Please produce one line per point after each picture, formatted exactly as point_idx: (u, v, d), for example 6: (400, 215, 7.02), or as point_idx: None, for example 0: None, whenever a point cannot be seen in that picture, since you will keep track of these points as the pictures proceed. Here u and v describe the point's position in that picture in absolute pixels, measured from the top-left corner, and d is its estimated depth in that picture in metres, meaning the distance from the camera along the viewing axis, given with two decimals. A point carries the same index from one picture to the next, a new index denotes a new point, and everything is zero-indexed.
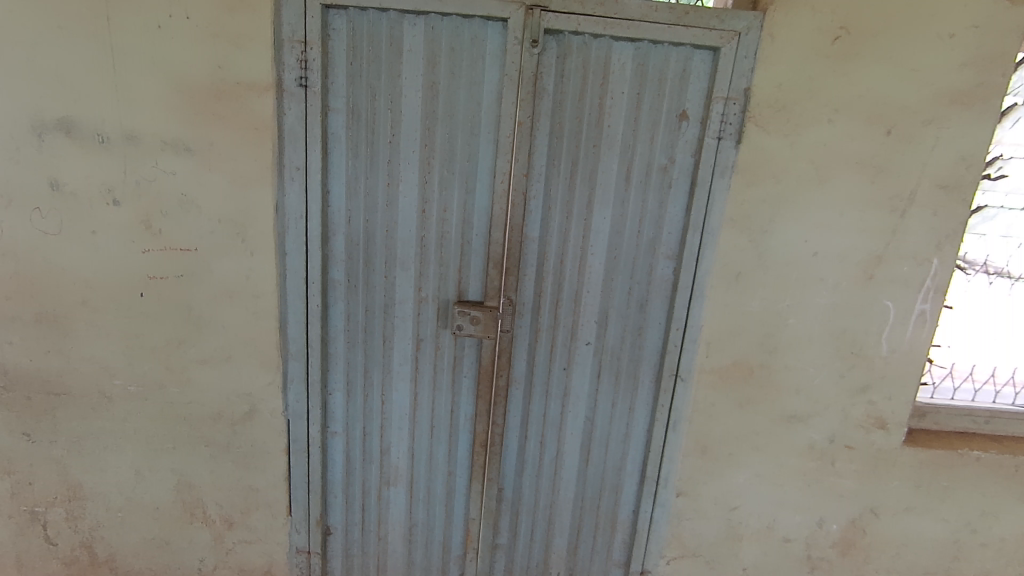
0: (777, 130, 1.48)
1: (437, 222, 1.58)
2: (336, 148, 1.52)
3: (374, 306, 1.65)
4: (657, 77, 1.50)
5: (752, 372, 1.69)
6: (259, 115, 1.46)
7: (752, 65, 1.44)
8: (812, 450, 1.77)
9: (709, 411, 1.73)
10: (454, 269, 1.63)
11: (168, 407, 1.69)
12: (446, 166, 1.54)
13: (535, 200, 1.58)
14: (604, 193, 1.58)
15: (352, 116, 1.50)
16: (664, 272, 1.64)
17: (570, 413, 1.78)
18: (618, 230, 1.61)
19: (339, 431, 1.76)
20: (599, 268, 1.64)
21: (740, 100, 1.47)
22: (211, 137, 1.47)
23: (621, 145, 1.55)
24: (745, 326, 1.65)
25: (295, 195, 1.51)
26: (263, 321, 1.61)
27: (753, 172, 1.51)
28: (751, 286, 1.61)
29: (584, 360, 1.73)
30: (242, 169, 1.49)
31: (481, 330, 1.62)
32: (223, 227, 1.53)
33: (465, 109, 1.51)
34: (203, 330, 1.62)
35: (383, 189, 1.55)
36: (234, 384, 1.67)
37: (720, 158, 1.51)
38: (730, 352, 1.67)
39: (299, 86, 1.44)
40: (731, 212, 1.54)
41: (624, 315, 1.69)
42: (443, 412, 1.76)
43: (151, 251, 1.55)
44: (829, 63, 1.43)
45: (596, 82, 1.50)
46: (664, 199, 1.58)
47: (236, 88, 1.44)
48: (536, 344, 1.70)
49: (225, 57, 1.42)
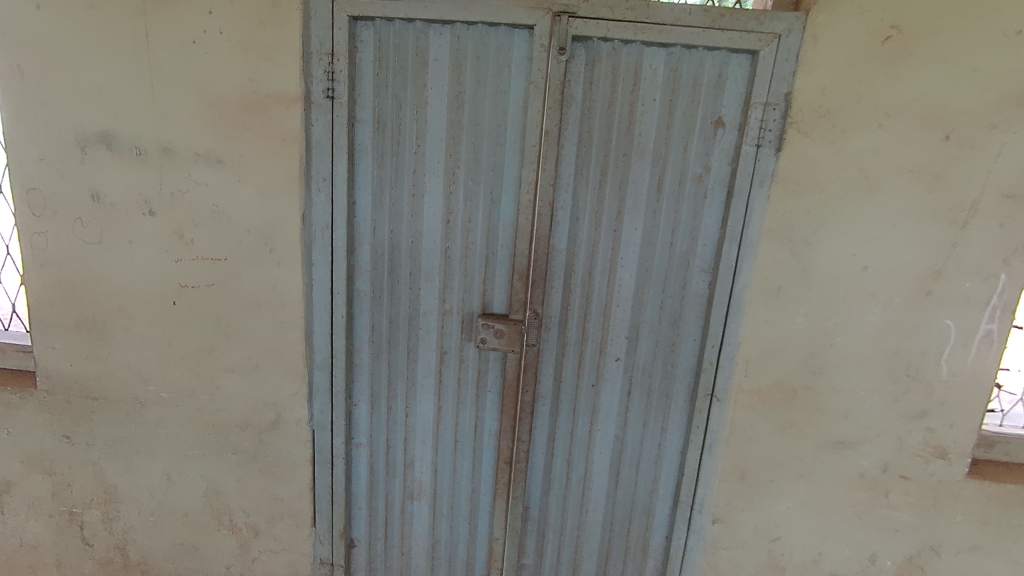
0: (822, 137, 1.39)
1: (462, 233, 1.56)
2: (362, 159, 1.52)
3: (398, 318, 1.63)
4: (691, 83, 1.43)
5: (794, 395, 1.59)
6: (287, 127, 1.47)
7: (794, 69, 1.36)
8: (862, 479, 1.64)
9: (747, 434, 1.63)
10: (479, 281, 1.59)
11: (197, 414, 1.72)
12: (471, 176, 1.52)
13: (563, 210, 1.53)
14: (635, 203, 1.52)
15: (378, 127, 1.50)
16: (698, 286, 1.56)
17: (599, 432, 1.71)
18: (649, 241, 1.54)
19: (363, 443, 1.75)
20: (630, 282, 1.57)
21: (781, 106, 1.39)
22: (241, 148, 1.49)
23: (652, 153, 1.48)
24: (787, 345, 1.54)
25: (321, 207, 1.52)
26: (289, 332, 1.62)
27: (795, 182, 1.42)
28: (793, 302, 1.51)
29: (613, 376, 1.66)
30: (270, 180, 1.50)
31: (505, 344, 1.58)
32: (252, 237, 1.55)
33: (490, 119, 1.48)
34: (231, 339, 1.64)
35: (408, 200, 1.54)
36: (261, 394, 1.68)
37: (759, 166, 1.42)
38: (770, 372, 1.57)
39: (326, 98, 1.45)
40: (772, 222, 1.45)
41: (656, 331, 1.61)
42: (467, 426, 1.72)
43: (183, 261, 1.59)
44: (879, 64, 1.34)
45: (626, 89, 1.45)
46: (699, 209, 1.51)
47: (265, 100, 1.46)
48: (562, 360, 1.64)
49: (254, 70, 1.44)
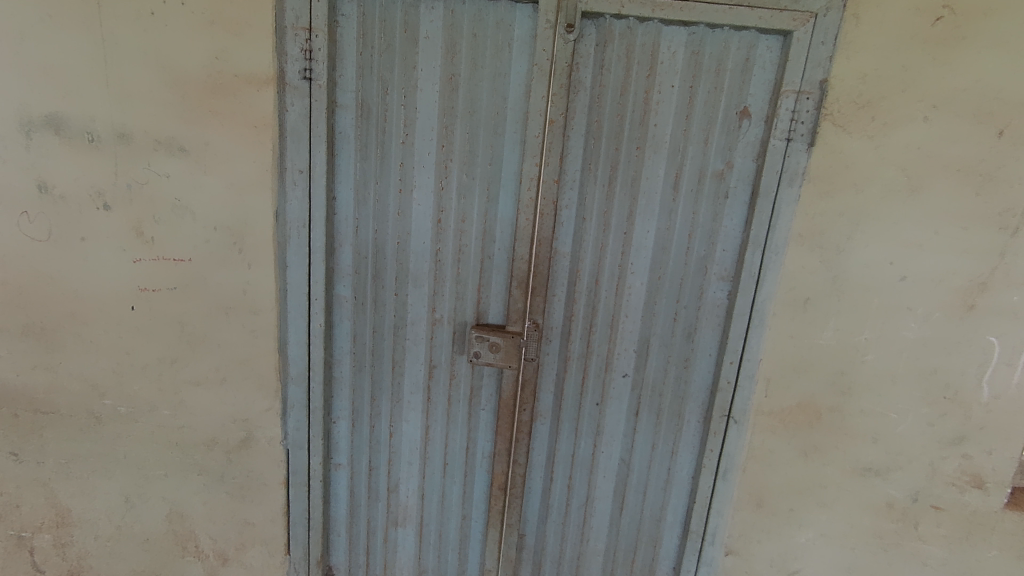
0: (861, 130, 1.24)
1: (455, 234, 1.39)
2: (344, 149, 1.35)
3: (382, 327, 1.47)
4: (713, 69, 1.28)
5: (820, 417, 1.44)
6: (258, 112, 1.30)
7: (831, 53, 1.21)
8: (891, 509, 1.49)
9: (766, 458, 1.48)
10: (472, 287, 1.43)
11: (159, 431, 1.55)
12: (466, 170, 1.36)
13: (567, 210, 1.37)
14: (648, 203, 1.36)
15: (361, 113, 1.33)
16: (716, 295, 1.41)
17: (603, 453, 1.55)
18: (663, 245, 1.38)
19: (343, 463, 1.59)
20: (640, 290, 1.42)
21: (815, 95, 1.24)
22: (207, 136, 1.32)
23: (669, 147, 1.33)
24: (813, 361, 1.40)
25: (297, 202, 1.35)
26: (260, 341, 1.45)
27: (828, 181, 1.27)
28: (822, 314, 1.36)
29: (619, 393, 1.50)
30: (240, 172, 1.33)
31: (501, 359, 1.41)
32: (220, 236, 1.38)
33: (487, 106, 1.32)
34: (196, 349, 1.47)
35: (395, 197, 1.38)
36: (229, 409, 1.52)
37: (789, 163, 1.27)
38: (794, 392, 1.42)
39: (303, 79, 1.27)
40: (800, 226, 1.30)
41: (667, 344, 1.46)
42: (458, 447, 1.56)
43: (142, 261, 1.41)
44: (927, 49, 1.19)
45: (641, 74, 1.29)
46: (719, 210, 1.35)
47: (234, 81, 1.28)
48: (564, 375, 1.49)
49: (222, 47, 1.27)
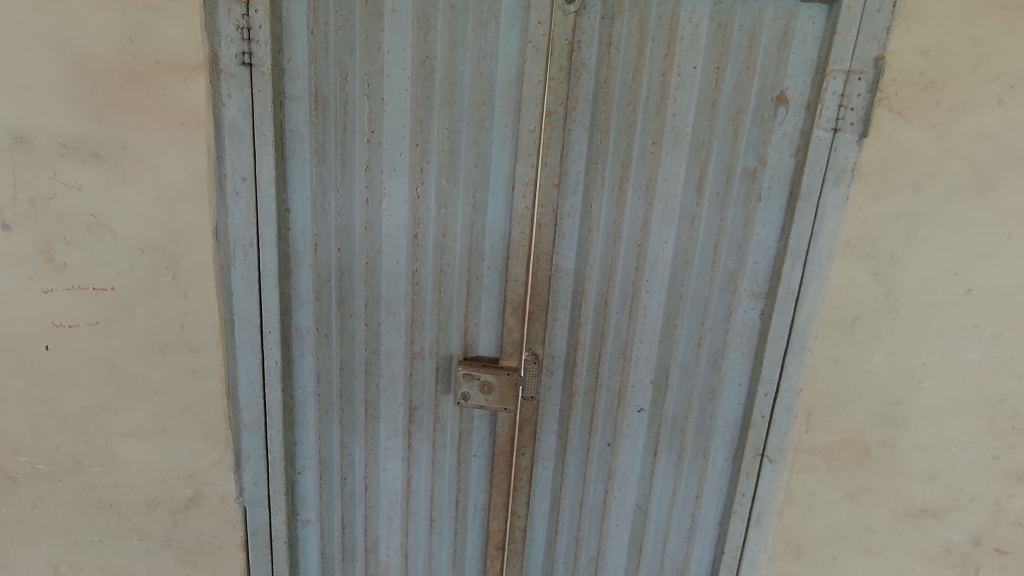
0: (922, 118, 1.02)
1: (435, 252, 1.16)
2: (296, 150, 1.10)
3: (351, 363, 1.23)
4: (744, 45, 1.05)
5: (869, 454, 1.22)
6: (187, 107, 1.05)
7: (889, 24, 0.99)
8: (949, 556, 1.24)
9: (807, 502, 1.26)
10: (458, 314, 1.20)
11: (89, 490, 1.30)
12: (446, 174, 1.12)
13: (569, 219, 1.15)
14: (666, 209, 1.14)
15: (315, 106, 1.08)
16: (746, 315, 1.17)
17: (616, 500, 1.33)
18: (684, 258, 1.16)
19: (312, 520, 1.34)
20: (657, 311, 1.20)
21: (868, 75, 1.02)
22: (124, 137, 1.06)
23: (690, 142, 1.10)
24: (862, 391, 1.18)
25: (241, 217, 1.10)
26: (204, 383, 1.21)
27: (882, 177, 1.05)
28: (873, 336, 1.14)
29: (634, 431, 1.28)
30: (169, 181, 1.09)
31: (495, 401, 1.18)
32: (148, 259, 1.13)
33: (471, 94, 1.08)
34: (128, 395, 1.23)
35: (360, 208, 1.14)
36: (172, 463, 1.27)
37: (836, 158, 1.05)
38: (838, 426, 1.20)
39: (241, 65, 1.03)
40: (848, 233, 1.08)
41: (690, 374, 1.23)
42: (446, 500, 1.33)
43: (55, 291, 1.16)
44: (1006, 16, 0.97)
45: (656, 54, 1.07)
46: (751, 216, 1.12)
47: (154, 69, 1.03)
48: (569, 412, 1.27)
49: (137, 25, 1.01)
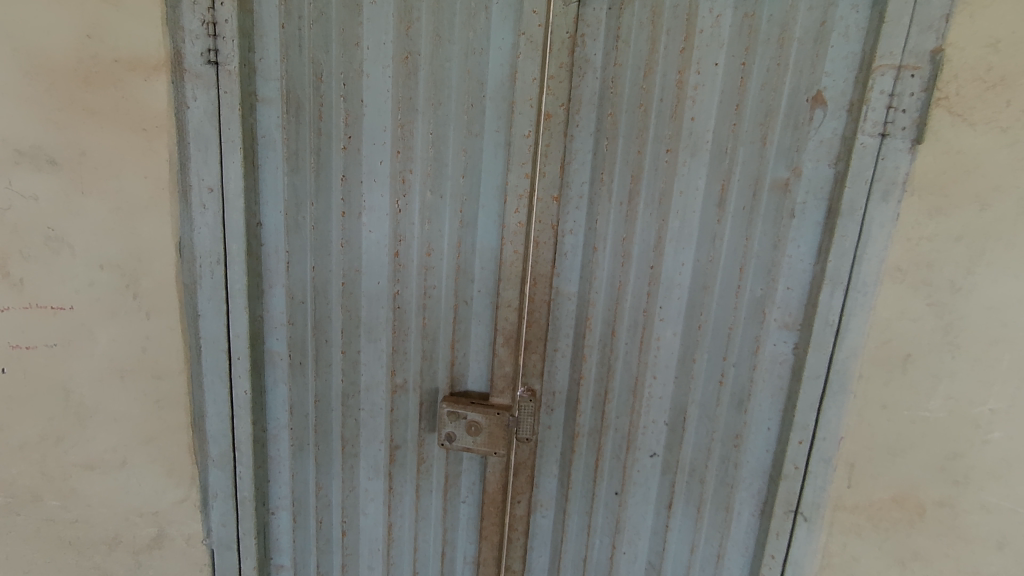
0: (989, 121, 0.86)
1: (419, 273, 1.04)
2: (268, 158, 0.99)
3: (327, 394, 1.10)
4: (774, 37, 0.91)
5: (924, 514, 1.02)
6: (149, 110, 0.96)
7: (948, 10, 0.83)
8: None
9: (849, 568, 1.07)
10: (444, 342, 1.07)
11: (47, 525, 1.19)
12: (432, 185, 1.00)
13: (572, 236, 1.02)
14: (683, 226, 0.99)
15: (288, 110, 0.97)
16: (776, 349, 1.01)
17: (624, 557, 1.16)
18: (703, 283, 1.01)
19: (285, 567, 1.20)
20: (673, 342, 1.05)
21: (923, 70, 0.86)
22: (83, 143, 0.97)
23: (710, 149, 0.96)
24: (916, 442, 1.00)
25: (207, 231, 1.00)
26: (167, 414, 1.10)
27: (939, 191, 0.89)
28: (928, 377, 0.96)
29: (646, 479, 1.12)
30: (130, 191, 0.99)
31: (483, 444, 1.05)
32: (108, 277, 1.03)
33: (459, 94, 0.97)
34: (87, 423, 1.12)
35: (337, 223, 1.02)
36: (134, 500, 1.16)
37: (885, 168, 0.89)
38: (886, 481, 1.02)
39: (207, 63, 0.93)
40: (899, 255, 0.92)
41: (710, 416, 1.07)
42: (433, 550, 1.18)
43: (11, 310, 1.06)
44: None
45: (671, 49, 0.94)
46: (782, 235, 0.97)
47: (114, 68, 0.95)
48: (571, 455, 1.12)
49: (96, 21, 0.93)
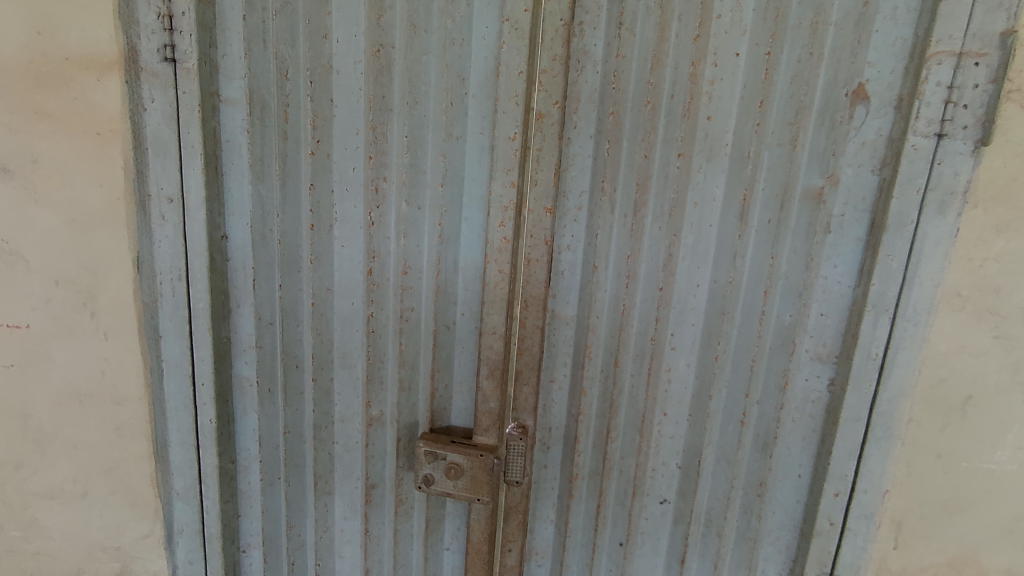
0: None
1: (396, 293, 0.93)
2: (233, 165, 0.90)
3: (297, 426, 1.00)
4: (805, 22, 0.77)
5: None
6: (102, 112, 0.87)
7: None
8: None
9: None
10: (425, 370, 0.96)
11: (8, 557, 1.11)
12: (410, 196, 0.89)
13: (569, 252, 0.90)
14: (698, 242, 0.86)
15: (252, 111, 0.87)
16: (808, 385, 0.86)
17: None
18: (721, 308, 0.87)
19: None
20: (687, 375, 0.91)
21: (993, 57, 0.70)
22: (35, 149, 0.89)
23: (729, 154, 0.83)
24: (979, 499, 0.84)
25: (167, 245, 0.91)
26: (128, 442, 1.02)
27: (1009, 201, 0.74)
28: (995, 422, 0.81)
29: (655, 529, 0.98)
30: (85, 201, 0.91)
31: (464, 489, 0.94)
32: (64, 294, 0.95)
33: (438, 92, 0.86)
34: (46, 451, 1.04)
35: (306, 237, 0.92)
36: (97, 533, 1.07)
37: (943, 175, 0.74)
38: (941, 544, 0.86)
39: (163, 60, 0.84)
40: (958, 278, 0.77)
41: (729, 460, 0.92)
42: None
43: None
44: None
45: (682, 38, 0.81)
46: (815, 253, 0.82)
47: (65, 67, 0.86)
48: (569, 500, 0.99)
49: (47, 17, 0.85)
